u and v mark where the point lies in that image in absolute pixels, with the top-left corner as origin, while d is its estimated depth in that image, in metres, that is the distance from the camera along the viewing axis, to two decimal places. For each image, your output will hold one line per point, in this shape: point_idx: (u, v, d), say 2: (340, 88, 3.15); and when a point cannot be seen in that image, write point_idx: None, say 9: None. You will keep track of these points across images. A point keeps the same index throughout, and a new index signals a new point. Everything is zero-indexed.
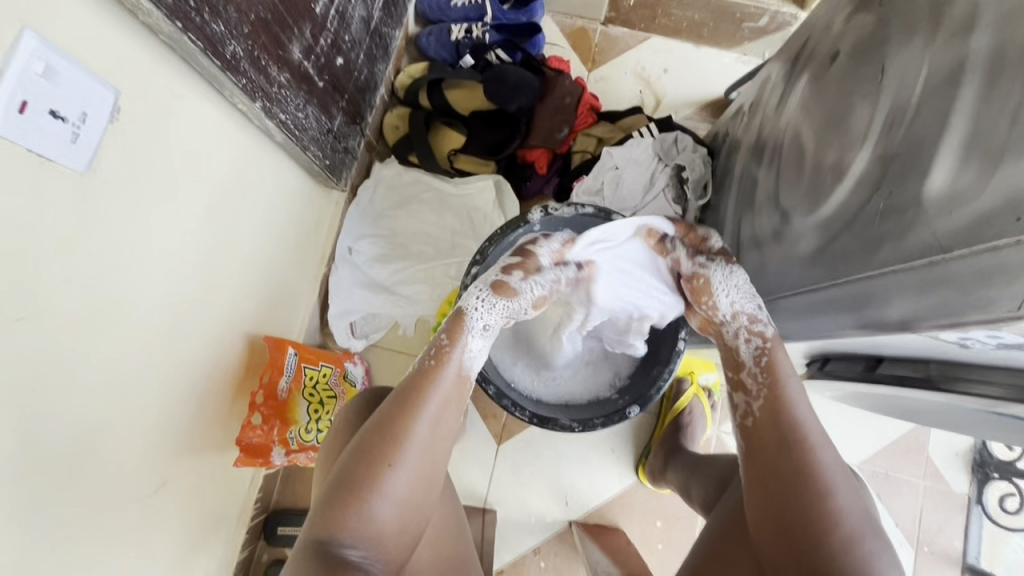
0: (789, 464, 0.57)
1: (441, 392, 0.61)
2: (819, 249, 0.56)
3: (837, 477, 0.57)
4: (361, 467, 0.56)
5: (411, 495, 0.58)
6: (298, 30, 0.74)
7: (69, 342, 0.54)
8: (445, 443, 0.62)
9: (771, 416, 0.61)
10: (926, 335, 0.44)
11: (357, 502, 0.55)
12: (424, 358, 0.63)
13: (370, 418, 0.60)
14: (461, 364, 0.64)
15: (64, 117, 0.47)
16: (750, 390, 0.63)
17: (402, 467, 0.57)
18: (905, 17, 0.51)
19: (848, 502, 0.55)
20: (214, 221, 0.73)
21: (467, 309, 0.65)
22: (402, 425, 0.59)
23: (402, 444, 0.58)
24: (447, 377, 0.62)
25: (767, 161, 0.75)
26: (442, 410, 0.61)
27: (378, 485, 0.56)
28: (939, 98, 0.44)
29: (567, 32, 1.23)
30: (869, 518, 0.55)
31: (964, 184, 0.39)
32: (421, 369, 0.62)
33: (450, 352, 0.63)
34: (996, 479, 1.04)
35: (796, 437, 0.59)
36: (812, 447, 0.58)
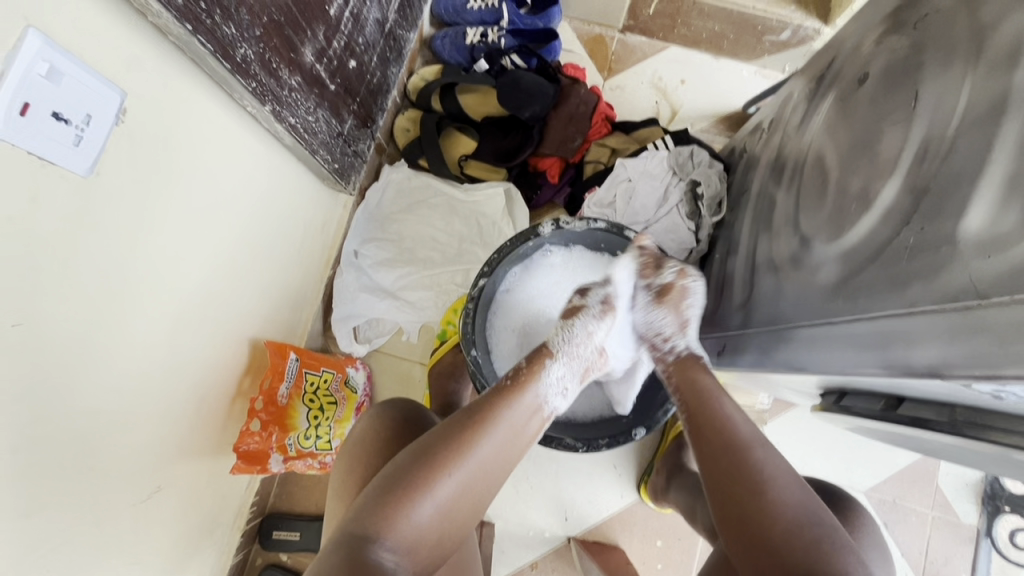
0: (728, 444, 0.60)
1: (515, 416, 0.62)
2: (842, 281, 0.55)
3: (776, 470, 0.57)
4: (421, 467, 0.56)
5: (456, 509, 0.57)
6: (311, 33, 0.72)
7: (67, 348, 0.53)
8: (504, 471, 0.61)
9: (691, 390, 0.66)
10: (956, 384, 0.41)
11: (409, 500, 0.54)
12: (505, 379, 0.64)
13: (433, 426, 0.60)
14: (540, 391, 0.64)
15: (68, 120, 0.45)
16: (686, 388, 0.66)
17: (460, 476, 0.57)
18: (942, 43, 0.49)
19: (787, 496, 0.55)
20: (220, 224, 0.71)
21: (551, 341, 0.69)
22: (470, 436, 0.58)
23: (467, 455, 0.57)
24: (526, 403, 0.63)
25: (786, 182, 0.73)
26: (513, 434, 0.61)
27: (432, 489, 0.55)
28: (977, 134, 0.42)
29: (584, 39, 1.21)
30: (814, 508, 0.55)
31: (1005, 228, 0.37)
32: (502, 389, 0.63)
33: (535, 379, 0.64)
34: (1007, 512, 1.02)
35: (726, 432, 0.60)
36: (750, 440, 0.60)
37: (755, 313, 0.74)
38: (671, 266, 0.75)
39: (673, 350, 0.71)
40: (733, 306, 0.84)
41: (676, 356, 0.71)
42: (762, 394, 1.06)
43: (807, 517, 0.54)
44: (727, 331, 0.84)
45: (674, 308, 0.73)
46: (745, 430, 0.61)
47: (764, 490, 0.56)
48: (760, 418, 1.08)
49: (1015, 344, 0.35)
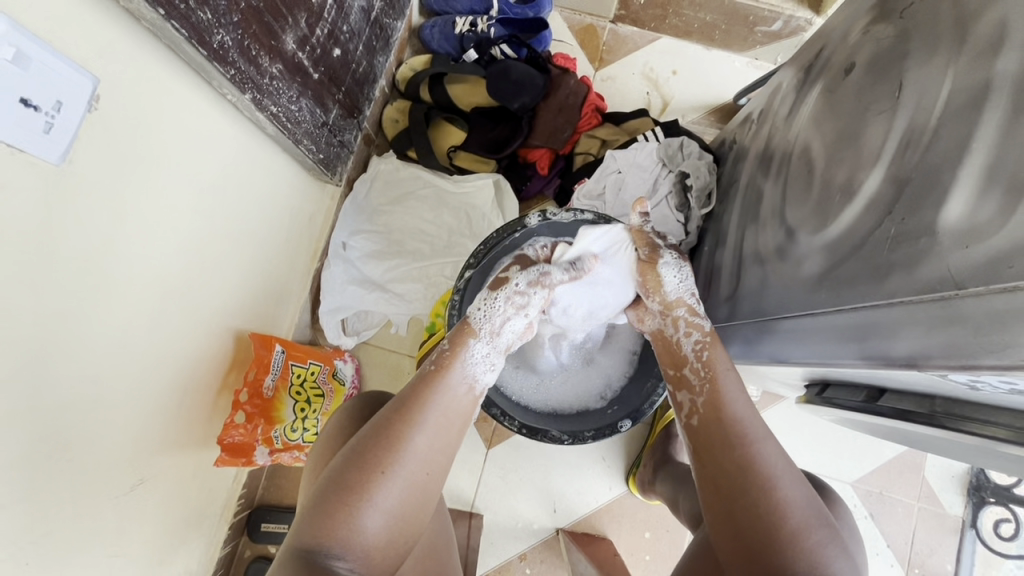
0: (727, 435, 0.60)
1: (442, 399, 0.61)
2: (824, 272, 0.54)
3: (781, 467, 0.57)
4: (355, 471, 0.55)
5: (404, 511, 0.56)
6: (292, 20, 0.71)
7: (41, 339, 0.52)
8: (445, 455, 0.60)
9: (713, 414, 0.62)
10: (933, 375, 0.41)
11: (348, 504, 0.54)
12: (431, 364, 0.64)
13: (367, 422, 0.60)
14: (465, 369, 0.64)
15: (37, 107, 0.44)
16: (711, 410, 0.62)
17: (397, 473, 0.56)
18: (927, 32, 0.49)
19: (791, 493, 0.55)
20: (200, 215, 0.70)
21: (471, 318, 0.68)
22: (401, 430, 0.58)
23: (400, 451, 0.57)
24: (452, 384, 0.63)
25: (773, 173, 0.73)
26: (444, 419, 0.60)
27: (372, 495, 0.54)
28: (959, 123, 0.41)
29: (574, 29, 1.20)
30: (818, 508, 0.56)
31: (983, 218, 0.37)
32: (428, 373, 0.63)
33: (456, 359, 0.64)
34: (992, 503, 1.02)
35: (732, 428, 0.60)
36: (753, 442, 0.59)
37: (741, 304, 0.74)
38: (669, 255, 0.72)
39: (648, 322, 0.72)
40: (720, 298, 0.83)
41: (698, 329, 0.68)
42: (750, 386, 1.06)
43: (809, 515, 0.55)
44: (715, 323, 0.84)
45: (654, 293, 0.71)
46: (753, 424, 0.60)
47: (772, 488, 0.55)
48: None
49: (991, 335, 0.35)
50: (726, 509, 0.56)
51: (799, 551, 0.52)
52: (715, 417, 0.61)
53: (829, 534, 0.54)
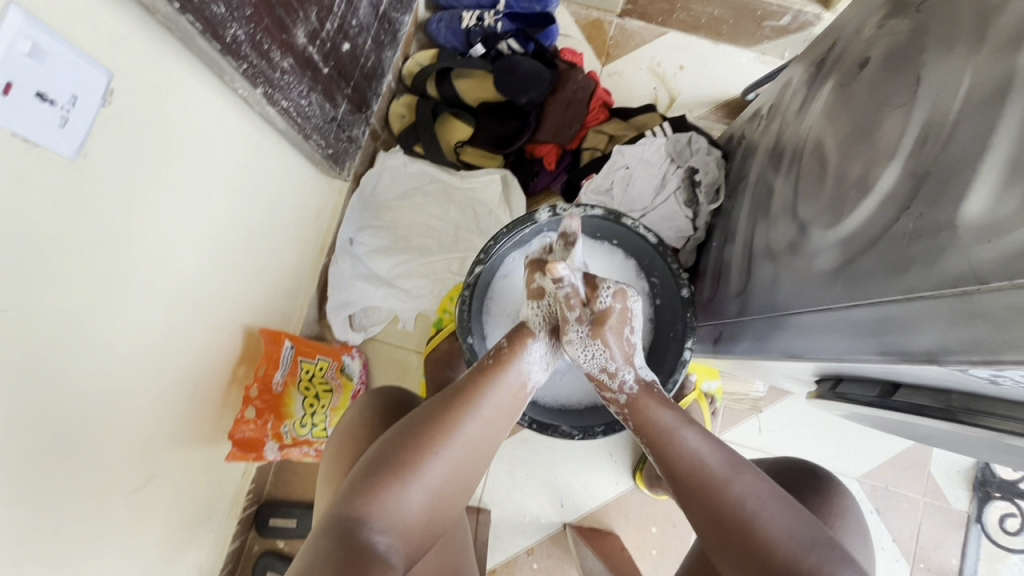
0: (660, 434, 0.62)
1: (498, 395, 0.63)
2: (839, 268, 0.54)
3: (757, 506, 0.55)
4: (407, 449, 0.56)
5: (445, 492, 0.57)
6: (303, 13, 0.71)
7: (57, 333, 0.52)
8: (489, 446, 0.62)
9: (642, 419, 0.64)
10: (952, 369, 0.41)
11: (398, 479, 0.54)
12: (488, 358, 0.65)
13: (419, 407, 0.61)
14: (524, 368, 0.65)
15: (52, 101, 0.44)
16: (646, 424, 0.64)
17: (448, 456, 0.57)
18: (945, 26, 0.48)
19: (746, 477, 0.57)
20: (212, 210, 0.70)
21: (528, 321, 0.68)
22: (455, 416, 0.59)
23: (454, 434, 0.58)
24: (509, 381, 0.64)
25: (785, 168, 0.72)
26: (496, 413, 0.62)
27: (421, 472, 0.55)
28: (980, 117, 0.41)
29: (581, 24, 1.19)
30: (773, 487, 0.57)
31: (1006, 213, 0.37)
32: (486, 368, 0.64)
33: (518, 358, 0.65)
34: (998, 498, 1.02)
35: (653, 426, 0.63)
36: (675, 432, 0.62)
37: (752, 300, 0.74)
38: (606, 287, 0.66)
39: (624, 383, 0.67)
40: (730, 293, 0.83)
41: (627, 393, 0.66)
42: (757, 381, 1.06)
43: (803, 542, 0.53)
44: (724, 319, 0.84)
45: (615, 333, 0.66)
46: (669, 418, 0.63)
47: (755, 529, 0.54)
48: (755, 406, 1.09)
49: (1012, 330, 0.35)
50: (693, 505, 0.58)
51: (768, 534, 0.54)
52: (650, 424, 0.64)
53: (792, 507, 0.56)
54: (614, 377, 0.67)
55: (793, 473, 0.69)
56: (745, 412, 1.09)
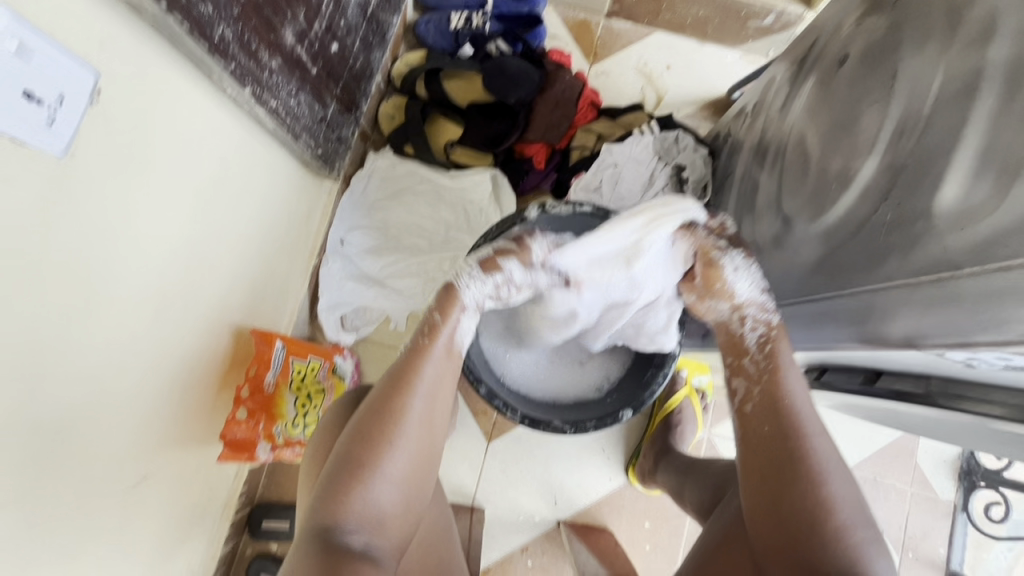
0: (784, 428, 0.59)
1: (435, 367, 0.61)
2: (822, 259, 0.56)
3: (831, 461, 0.57)
4: (360, 449, 0.55)
5: (412, 476, 0.58)
6: (290, 14, 0.71)
7: (44, 334, 0.52)
8: (439, 416, 0.62)
9: (769, 408, 0.61)
10: (931, 352, 0.44)
11: (358, 484, 0.54)
12: (415, 334, 0.62)
13: (364, 400, 0.60)
14: (450, 336, 0.63)
15: (39, 99, 0.44)
16: (772, 399, 0.62)
17: (402, 446, 0.57)
18: (919, 23, 0.50)
19: (844, 491, 0.56)
20: (201, 211, 0.70)
21: (458, 280, 0.62)
22: (398, 402, 0.58)
23: (400, 422, 0.57)
24: (439, 352, 0.62)
25: (769, 164, 0.74)
26: (437, 387, 0.61)
27: (380, 467, 0.55)
28: (952, 110, 0.42)
29: (569, 25, 1.21)
30: (865, 507, 0.56)
31: (976, 201, 0.38)
32: (413, 346, 0.62)
33: (440, 327, 0.62)
34: (983, 487, 1.05)
35: (793, 422, 0.60)
36: (809, 437, 0.59)
37: None
38: (726, 256, 0.64)
39: (766, 320, 0.64)
40: None
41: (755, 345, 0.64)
42: None
43: (860, 514, 0.55)
44: None
45: (725, 288, 0.65)
46: (812, 421, 0.60)
47: (821, 486, 0.56)
48: None
49: None
50: (773, 498, 0.57)
51: (844, 552, 0.53)
52: (775, 392, 0.62)
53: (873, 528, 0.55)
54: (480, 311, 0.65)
55: None
56: None
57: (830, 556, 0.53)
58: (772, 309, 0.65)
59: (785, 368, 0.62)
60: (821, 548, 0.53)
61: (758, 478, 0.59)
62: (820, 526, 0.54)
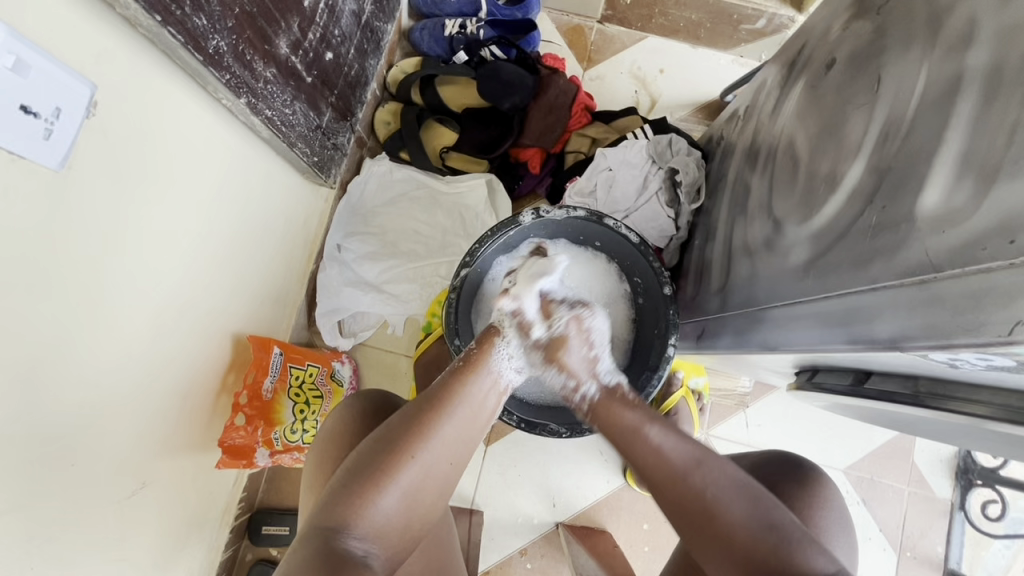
0: (621, 445, 0.63)
1: (473, 398, 0.63)
2: (810, 262, 0.56)
3: (663, 444, 0.60)
4: (383, 454, 0.56)
5: (425, 495, 0.58)
6: (285, 24, 0.72)
7: (42, 344, 0.53)
8: (469, 447, 0.62)
9: (625, 449, 0.62)
10: (915, 355, 0.43)
11: (373, 489, 0.55)
12: (461, 361, 0.66)
13: (396, 412, 0.61)
14: (495, 368, 0.66)
15: (37, 113, 0.45)
16: (610, 431, 0.64)
17: (425, 463, 0.58)
18: (902, 28, 0.50)
19: (736, 508, 0.55)
20: (198, 219, 0.71)
21: (497, 325, 0.69)
22: (430, 420, 0.59)
23: (429, 439, 0.58)
24: (480, 382, 0.64)
25: (760, 167, 0.74)
26: (471, 416, 0.62)
27: (396, 476, 0.56)
28: (934, 114, 0.43)
29: (562, 30, 1.22)
30: (768, 509, 0.55)
31: (957, 204, 0.39)
32: (457, 371, 0.64)
33: (486, 358, 0.66)
34: (979, 485, 1.04)
35: (631, 458, 0.61)
36: (676, 470, 0.59)
37: (731, 296, 0.76)
38: (560, 317, 0.69)
39: (585, 398, 0.67)
40: (710, 290, 0.85)
41: (588, 401, 0.67)
42: (743, 377, 1.08)
43: (738, 483, 0.57)
44: (706, 315, 0.86)
45: (575, 355, 0.68)
46: (671, 452, 0.60)
47: (687, 477, 0.58)
48: (741, 401, 1.11)
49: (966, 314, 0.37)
50: (687, 535, 0.58)
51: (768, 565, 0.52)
52: (616, 428, 0.64)
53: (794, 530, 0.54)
54: (576, 391, 0.68)
55: (775, 458, 0.69)
56: (732, 407, 1.10)
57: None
58: (592, 386, 0.67)
59: (616, 411, 0.64)
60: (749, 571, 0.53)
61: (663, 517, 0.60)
62: (738, 552, 0.54)
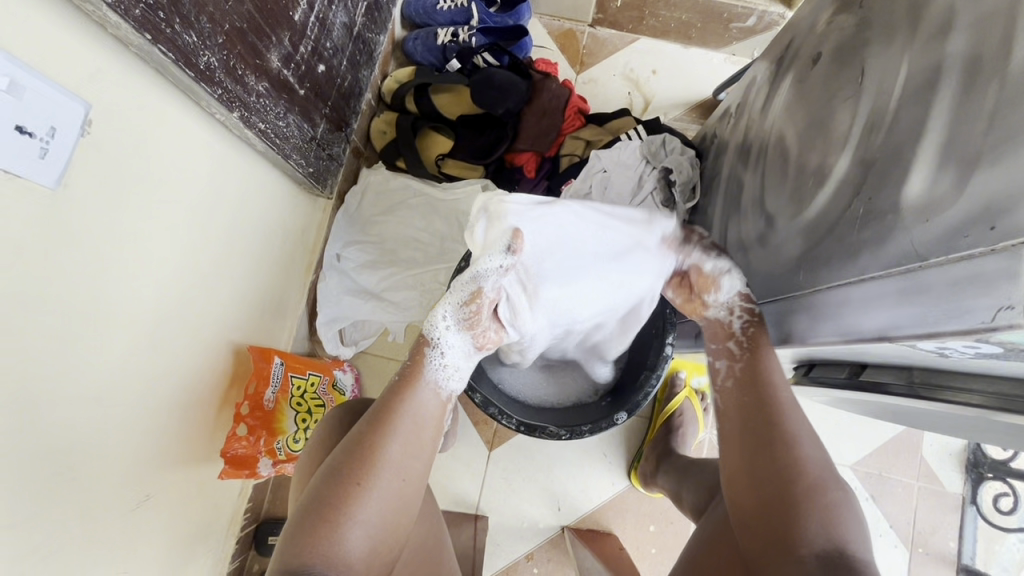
0: (757, 396, 0.61)
1: (416, 408, 0.62)
2: (802, 256, 0.56)
3: (802, 430, 0.58)
4: (330, 489, 0.54)
5: (387, 518, 0.56)
6: (276, 39, 0.73)
7: (42, 360, 0.53)
8: (423, 457, 0.61)
9: (747, 379, 0.63)
10: (904, 344, 0.43)
11: (330, 522, 0.52)
12: (397, 377, 0.64)
13: (342, 439, 0.59)
14: (434, 376, 0.64)
15: (32, 133, 0.46)
16: (754, 372, 0.63)
17: (380, 483, 0.56)
18: (884, 20, 0.51)
19: (817, 455, 0.56)
20: (195, 231, 0.72)
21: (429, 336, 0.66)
22: (378, 439, 0.58)
23: (379, 460, 0.57)
24: (422, 391, 0.63)
25: (752, 164, 0.74)
26: (417, 425, 0.61)
27: (352, 505, 0.54)
28: (915, 103, 0.43)
29: (554, 35, 1.23)
30: (836, 472, 0.56)
31: (939, 193, 0.39)
32: (394, 387, 0.63)
33: (422, 368, 0.64)
34: (990, 479, 1.03)
35: (773, 393, 0.61)
36: (789, 407, 0.60)
37: None
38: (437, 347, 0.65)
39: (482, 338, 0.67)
40: None
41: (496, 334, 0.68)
42: None
43: (830, 478, 0.55)
44: None
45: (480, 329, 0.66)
46: (785, 395, 0.62)
47: (794, 447, 0.57)
48: None
49: (951, 303, 0.37)
50: (755, 477, 0.56)
51: (825, 510, 0.52)
52: (753, 370, 0.63)
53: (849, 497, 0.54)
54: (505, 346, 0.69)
55: None
56: None
57: (807, 521, 0.51)
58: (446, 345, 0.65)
59: (770, 349, 0.65)
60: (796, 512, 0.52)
61: (736, 438, 0.60)
62: (801, 505, 0.53)
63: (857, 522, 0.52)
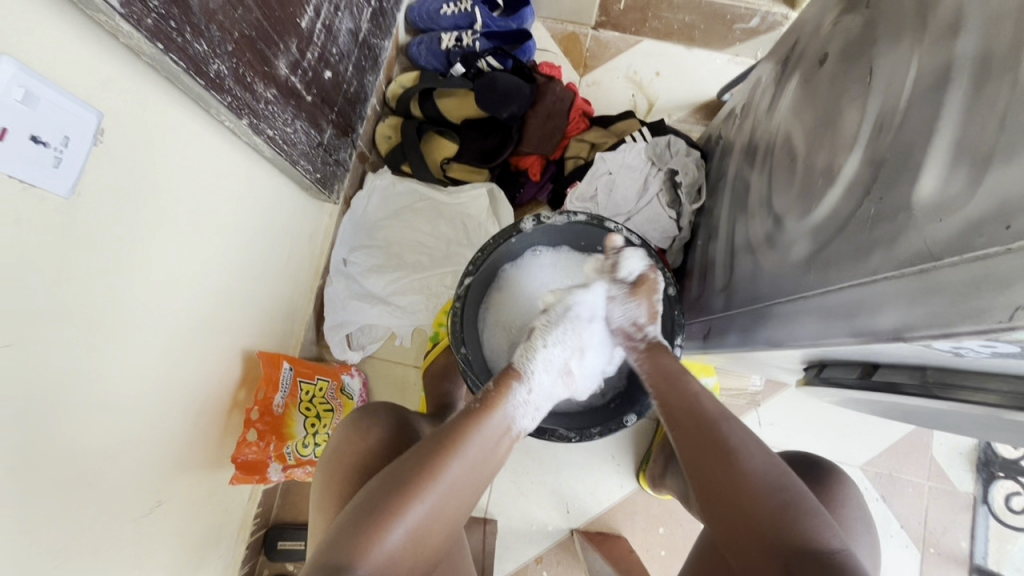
0: (688, 418, 0.62)
1: (483, 438, 0.62)
2: (811, 257, 0.56)
3: (743, 439, 0.59)
4: (393, 496, 0.56)
5: (433, 533, 0.57)
6: (283, 46, 0.74)
7: (56, 368, 0.54)
8: (477, 485, 0.62)
9: (669, 409, 0.64)
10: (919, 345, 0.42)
11: (382, 530, 0.54)
12: (475, 400, 0.65)
13: (408, 449, 0.61)
14: (509, 411, 0.65)
15: (46, 142, 0.46)
16: (667, 409, 0.65)
17: (434, 500, 0.57)
18: (891, 20, 0.51)
19: (754, 462, 0.57)
20: (204, 238, 0.72)
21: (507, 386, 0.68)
22: (442, 460, 0.59)
23: (439, 479, 0.58)
24: (493, 421, 0.64)
25: (759, 164, 0.74)
26: (481, 456, 0.61)
27: (404, 514, 0.55)
28: (925, 103, 0.43)
29: (557, 38, 1.23)
30: (781, 470, 0.56)
31: (952, 193, 0.39)
32: (469, 411, 0.64)
33: (501, 399, 0.65)
34: (1001, 478, 1.03)
35: (693, 416, 0.62)
36: (714, 420, 0.61)
37: (735, 295, 0.76)
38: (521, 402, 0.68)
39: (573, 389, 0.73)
40: (715, 288, 0.85)
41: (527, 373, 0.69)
42: (753, 375, 1.07)
43: (778, 481, 0.55)
44: (712, 314, 0.86)
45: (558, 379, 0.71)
46: (711, 406, 0.62)
47: (733, 459, 0.57)
48: (753, 401, 1.10)
49: (966, 302, 0.36)
50: (721, 502, 0.57)
51: (785, 513, 0.53)
52: (668, 406, 0.65)
53: (802, 493, 0.55)
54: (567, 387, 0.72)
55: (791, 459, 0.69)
56: (744, 407, 1.09)
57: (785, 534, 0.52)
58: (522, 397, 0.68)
59: (675, 373, 0.67)
60: (769, 530, 0.53)
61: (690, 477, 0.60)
62: (767, 519, 0.53)
63: (822, 519, 0.53)
